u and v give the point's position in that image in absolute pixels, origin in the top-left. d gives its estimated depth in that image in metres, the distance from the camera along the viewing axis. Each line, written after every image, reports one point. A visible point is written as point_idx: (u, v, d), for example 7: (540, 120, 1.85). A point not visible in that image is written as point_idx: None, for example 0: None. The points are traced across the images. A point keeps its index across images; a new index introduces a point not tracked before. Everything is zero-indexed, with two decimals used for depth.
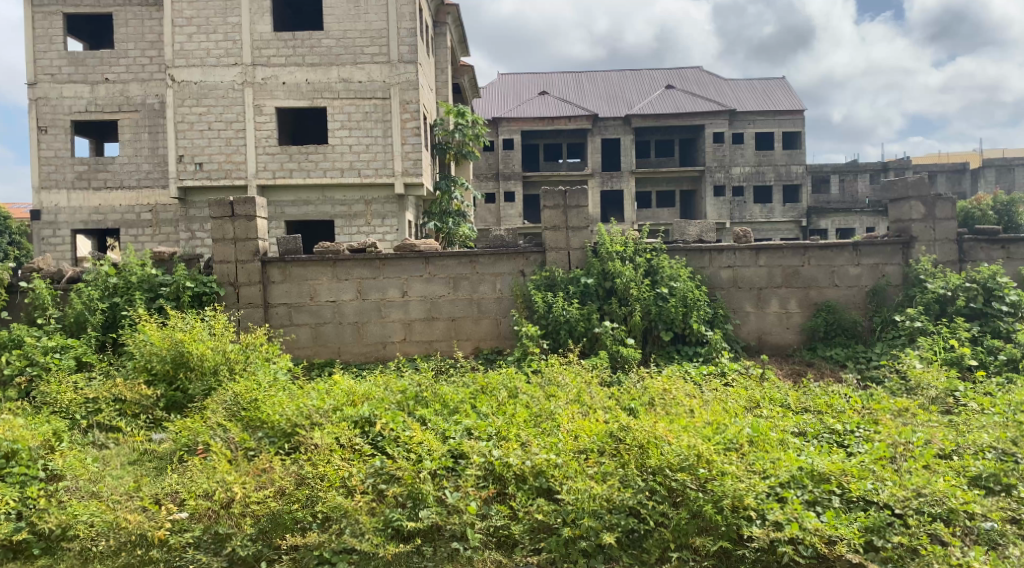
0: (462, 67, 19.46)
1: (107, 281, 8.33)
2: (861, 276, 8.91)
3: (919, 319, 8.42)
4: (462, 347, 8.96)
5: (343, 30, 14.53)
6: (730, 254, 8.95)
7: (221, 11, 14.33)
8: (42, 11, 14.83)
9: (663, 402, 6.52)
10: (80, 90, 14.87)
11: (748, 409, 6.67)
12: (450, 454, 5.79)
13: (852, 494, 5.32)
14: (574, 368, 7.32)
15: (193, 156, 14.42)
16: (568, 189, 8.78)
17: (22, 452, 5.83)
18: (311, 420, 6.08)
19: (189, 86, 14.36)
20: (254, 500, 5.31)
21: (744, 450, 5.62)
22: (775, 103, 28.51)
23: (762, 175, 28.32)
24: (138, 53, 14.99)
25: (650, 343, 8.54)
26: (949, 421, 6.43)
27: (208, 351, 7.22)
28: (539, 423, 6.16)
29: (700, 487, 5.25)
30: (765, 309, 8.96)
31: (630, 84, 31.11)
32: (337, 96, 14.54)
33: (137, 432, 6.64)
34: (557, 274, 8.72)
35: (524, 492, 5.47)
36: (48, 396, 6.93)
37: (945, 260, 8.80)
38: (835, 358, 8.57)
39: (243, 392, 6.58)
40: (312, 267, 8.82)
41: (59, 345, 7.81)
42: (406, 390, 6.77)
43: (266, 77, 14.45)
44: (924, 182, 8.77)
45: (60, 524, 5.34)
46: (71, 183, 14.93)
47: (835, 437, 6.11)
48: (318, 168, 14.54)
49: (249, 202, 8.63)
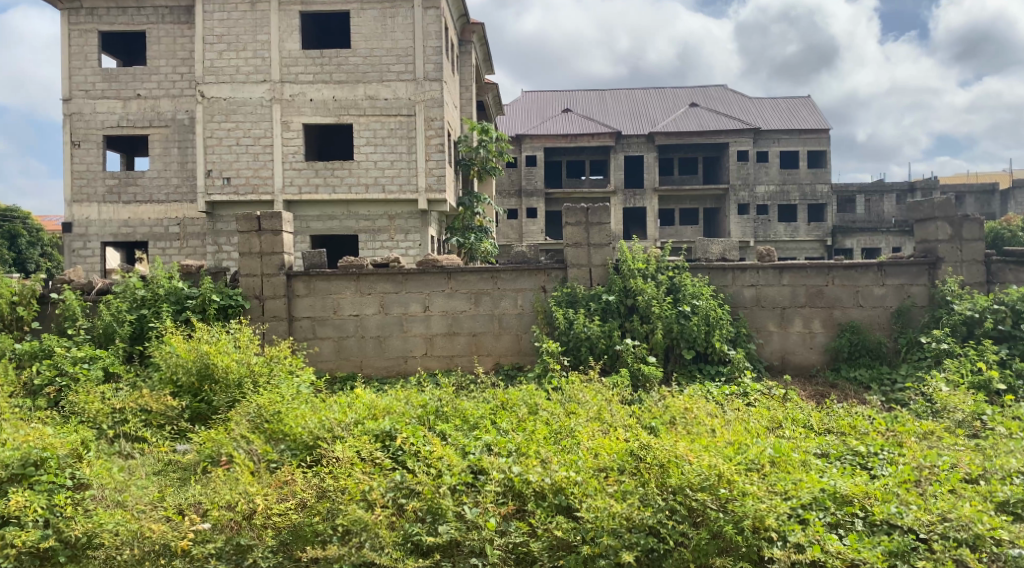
0: (486, 85, 19.64)
1: (135, 293, 8.48)
2: (886, 296, 8.83)
3: (945, 341, 8.31)
4: (483, 362, 8.98)
5: (370, 48, 14.74)
6: (753, 273, 8.91)
7: (251, 29, 14.63)
8: (77, 29, 15.22)
9: (684, 421, 6.50)
10: (113, 106, 15.21)
11: (770, 429, 6.62)
12: (470, 470, 5.81)
13: (875, 517, 5.28)
14: (595, 386, 7.29)
15: (221, 171, 14.68)
16: (590, 206, 8.80)
17: (50, 460, 5.86)
18: (333, 434, 6.16)
19: (219, 101, 14.64)
20: (276, 512, 5.39)
21: (766, 471, 5.57)
22: (800, 122, 28.42)
23: (786, 194, 28.18)
24: (170, 70, 15.28)
25: (671, 361, 8.51)
26: (976, 445, 6.34)
27: (232, 363, 7.33)
28: (559, 440, 6.16)
29: (721, 507, 5.22)
30: (789, 329, 8.90)
31: (654, 101, 31.15)
32: (363, 113, 14.73)
33: (162, 443, 6.73)
34: (578, 290, 8.74)
35: (543, 509, 5.46)
36: (77, 406, 7.03)
37: (972, 281, 8.70)
38: (859, 379, 8.49)
39: (266, 404, 6.65)
40: (336, 281, 8.92)
41: (88, 355, 7.95)
42: (427, 405, 6.82)
43: (294, 94, 14.67)
44: (951, 203, 8.71)
45: (85, 532, 5.40)
46: (101, 197, 15.23)
47: (858, 459, 6.04)
48: (344, 184, 14.71)
49: (276, 217, 8.75)
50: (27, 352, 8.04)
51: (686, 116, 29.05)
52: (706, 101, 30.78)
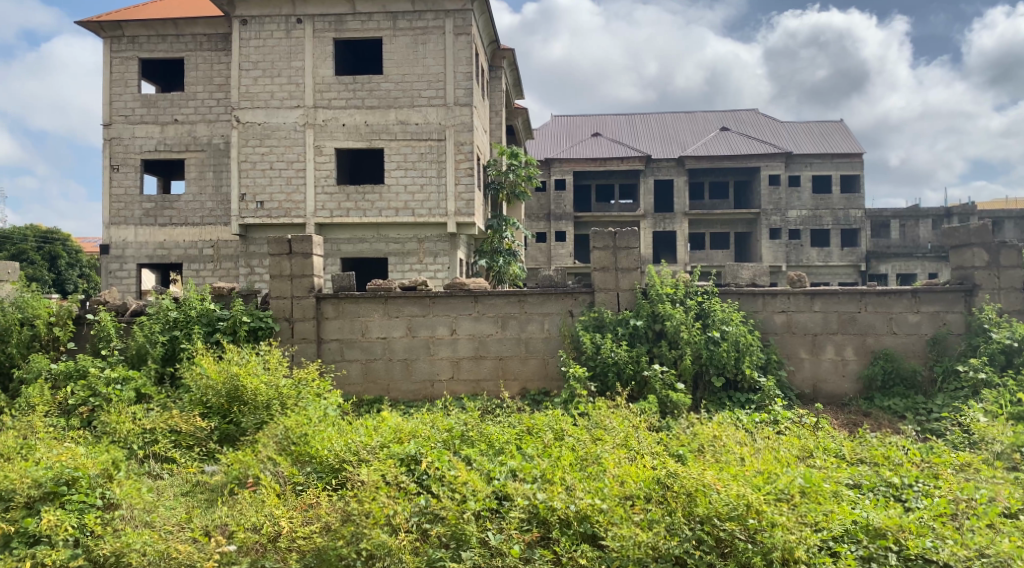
0: (516, 110, 19.78)
1: (167, 315, 8.60)
2: (921, 323, 8.66)
3: (983, 370, 8.12)
4: (510, 387, 8.96)
5: (402, 74, 14.96)
6: (784, 299, 8.80)
7: (286, 56, 14.93)
8: (119, 56, 15.71)
9: (712, 449, 6.40)
10: (152, 131, 15.60)
11: (801, 458, 6.49)
12: (495, 496, 5.78)
13: (909, 551, 5.15)
14: (623, 413, 7.21)
15: (255, 195, 14.94)
16: (618, 231, 8.79)
17: (81, 479, 5.93)
18: (358, 457, 6.19)
19: (253, 126, 14.95)
20: (301, 535, 5.41)
21: (796, 501, 5.41)
22: (833, 146, 28.19)
23: (819, 219, 27.86)
24: (206, 96, 15.61)
25: (700, 388, 8.41)
26: (1016, 478, 6.15)
27: (261, 386, 7.39)
28: (585, 466, 6.09)
29: (749, 538, 5.14)
30: (821, 356, 8.76)
31: (684, 125, 31.10)
32: (394, 138, 14.91)
33: (190, 464, 6.79)
34: (605, 315, 8.70)
35: (569, 537, 5.40)
36: (108, 426, 7.13)
37: (1011, 309, 8.49)
38: (893, 409, 8.31)
39: (294, 426, 6.68)
40: (364, 304, 9.00)
41: (121, 376, 8.09)
42: (452, 428, 6.82)
43: (327, 119, 14.91)
44: (987, 229, 8.56)
45: (114, 552, 5.39)
46: (138, 220, 15.57)
47: (892, 491, 5.89)
48: (374, 208, 14.88)
49: (307, 240, 8.86)
50: (62, 372, 8.20)
51: (717, 140, 28.95)
52: (737, 125, 30.66)
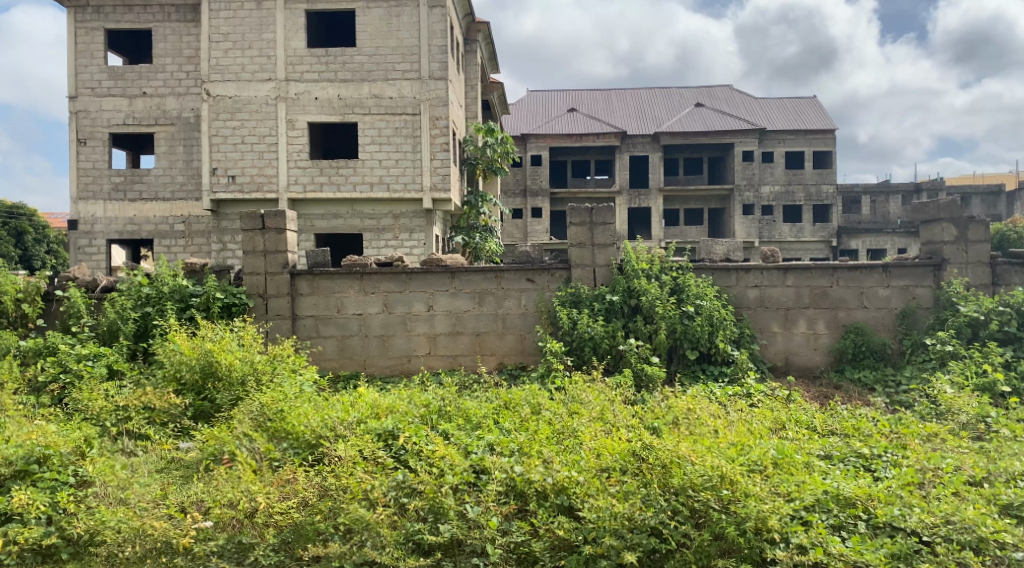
0: (491, 84, 19.62)
1: (140, 291, 8.49)
2: (891, 298, 8.80)
3: (950, 342, 8.28)
4: (486, 362, 8.98)
5: (375, 46, 14.75)
6: (757, 273, 8.89)
7: (257, 27, 14.64)
8: (83, 27, 15.24)
9: (686, 421, 6.47)
10: (119, 103, 15.24)
11: (774, 431, 6.59)
12: (472, 469, 5.81)
13: (878, 519, 5.29)
14: (599, 386, 7.27)
15: (226, 169, 14.70)
16: (594, 206, 8.79)
17: (53, 457, 5.86)
18: (335, 433, 6.18)
19: (224, 100, 14.66)
20: (278, 510, 5.42)
21: (768, 472, 5.54)
22: (806, 122, 28.37)
23: (791, 194, 28.08)
24: (176, 68, 15.30)
25: (675, 361, 8.50)
26: (980, 447, 6.31)
27: (236, 361, 7.34)
28: (562, 440, 6.15)
29: (723, 508, 5.20)
30: (793, 330, 8.88)
31: (659, 101, 31.09)
32: (368, 112, 14.74)
33: (165, 441, 6.74)
34: (582, 290, 8.73)
35: (545, 509, 5.46)
36: (80, 404, 7.06)
37: (977, 283, 8.66)
38: (863, 381, 8.45)
39: (269, 402, 6.66)
40: (339, 280, 8.93)
41: (92, 353, 7.97)
42: (429, 404, 6.82)
43: (299, 92, 14.69)
44: (956, 204, 8.68)
45: (89, 530, 5.38)
46: (107, 195, 15.27)
47: (861, 461, 6.01)
48: (348, 182, 14.73)
49: (280, 215, 8.76)
50: (32, 349, 8.05)
51: (692, 116, 28.97)
52: (711, 101, 30.73)
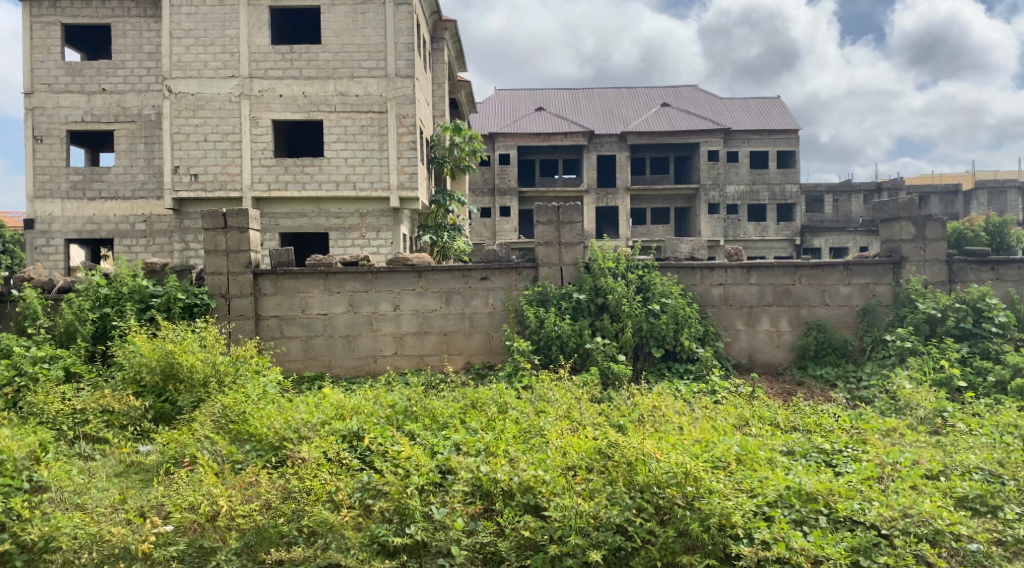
0: (458, 82, 19.55)
1: (98, 291, 8.31)
2: (852, 295, 8.94)
3: (909, 339, 8.46)
4: (453, 362, 8.95)
5: (341, 44, 14.61)
6: (721, 272, 8.98)
7: (220, 23, 14.41)
8: (40, 21, 14.88)
9: (652, 419, 6.51)
10: (77, 100, 14.89)
11: (737, 427, 6.67)
12: (438, 470, 5.78)
13: (839, 513, 5.36)
14: (565, 385, 7.27)
15: (189, 167, 14.45)
16: (561, 205, 8.81)
17: (7, 462, 5.72)
18: (298, 434, 6.10)
19: (186, 97, 14.40)
20: (241, 513, 5.32)
21: (732, 468, 5.62)
22: (770, 122, 28.76)
23: (756, 193, 28.45)
24: (136, 64, 15.01)
25: (641, 359, 8.56)
26: (937, 441, 6.44)
27: (197, 363, 7.19)
28: (528, 439, 6.14)
29: (688, 505, 5.24)
30: (757, 327, 8.98)
31: (626, 101, 31.26)
32: (333, 110, 14.60)
33: (124, 444, 6.60)
34: (549, 289, 8.74)
35: (511, 508, 5.46)
36: (36, 407, 6.90)
37: (935, 280, 8.83)
38: (825, 377, 8.58)
39: (231, 404, 6.54)
40: (304, 280, 8.82)
41: (48, 355, 7.79)
42: (395, 405, 6.78)
43: (263, 90, 14.49)
44: (915, 203, 8.84)
45: (43, 536, 5.24)
46: (65, 193, 14.96)
47: (823, 456, 6.10)
48: (314, 181, 14.58)
49: (242, 214, 8.64)
50: None
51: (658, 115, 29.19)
52: (678, 101, 30.99)
